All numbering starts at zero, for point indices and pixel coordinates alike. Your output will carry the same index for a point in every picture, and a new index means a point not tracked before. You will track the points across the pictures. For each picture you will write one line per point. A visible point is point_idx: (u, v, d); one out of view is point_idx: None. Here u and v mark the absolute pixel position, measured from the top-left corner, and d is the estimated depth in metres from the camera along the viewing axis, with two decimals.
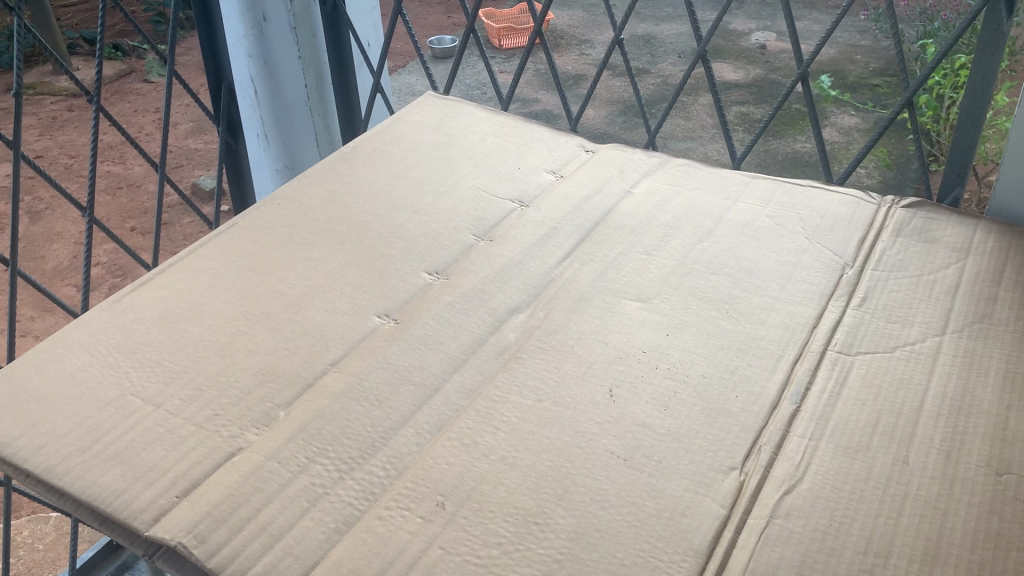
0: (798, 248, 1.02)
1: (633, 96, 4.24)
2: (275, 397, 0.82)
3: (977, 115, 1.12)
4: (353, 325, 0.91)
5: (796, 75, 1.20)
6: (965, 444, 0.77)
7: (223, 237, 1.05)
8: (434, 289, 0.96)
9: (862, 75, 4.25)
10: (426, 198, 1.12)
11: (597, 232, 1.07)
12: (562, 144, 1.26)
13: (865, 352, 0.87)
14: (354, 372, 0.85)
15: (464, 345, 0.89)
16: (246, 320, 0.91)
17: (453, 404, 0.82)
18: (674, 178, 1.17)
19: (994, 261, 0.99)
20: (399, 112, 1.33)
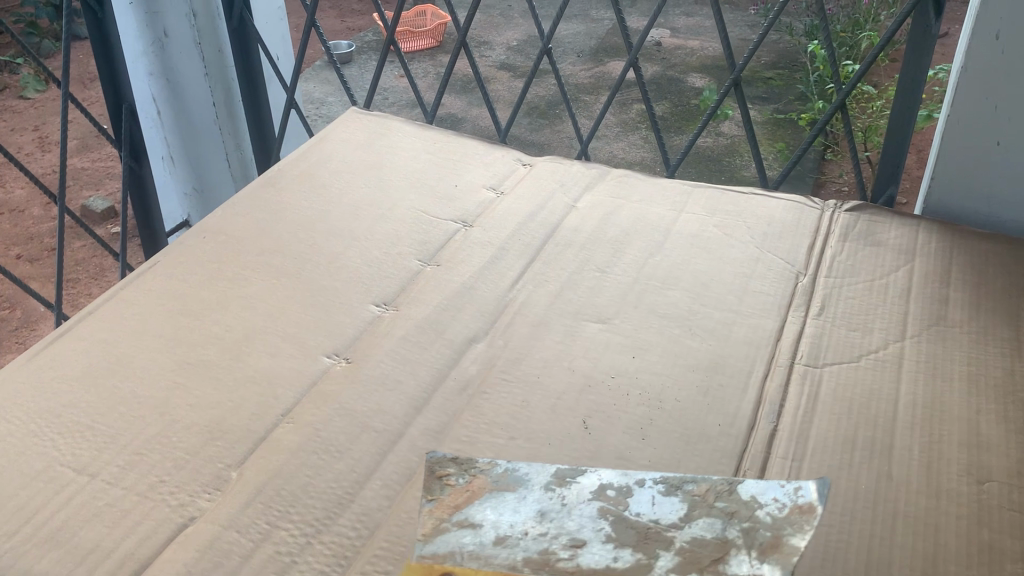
0: (750, 258, 1.01)
1: (537, 98, 4.23)
2: (225, 457, 0.75)
3: (908, 115, 1.13)
4: (301, 368, 0.84)
5: (731, 80, 1.20)
6: (943, 453, 0.76)
7: (145, 278, 0.97)
8: (385, 322, 0.91)
9: (756, 69, 4.34)
10: (363, 222, 1.06)
11: (546, 252, 1.03)
12: (497, 158, 1.22)
13: (832, 363, 0.87)
14: (309, 421, 0.78)
15: (424, 383, 0.83)
16: (182, 371, 0.84)
17: (421, 450, 0.77)
18: (616, 190, 1.14)
19: (940, 262, 1.00)
20: (323, 130, 1.26)
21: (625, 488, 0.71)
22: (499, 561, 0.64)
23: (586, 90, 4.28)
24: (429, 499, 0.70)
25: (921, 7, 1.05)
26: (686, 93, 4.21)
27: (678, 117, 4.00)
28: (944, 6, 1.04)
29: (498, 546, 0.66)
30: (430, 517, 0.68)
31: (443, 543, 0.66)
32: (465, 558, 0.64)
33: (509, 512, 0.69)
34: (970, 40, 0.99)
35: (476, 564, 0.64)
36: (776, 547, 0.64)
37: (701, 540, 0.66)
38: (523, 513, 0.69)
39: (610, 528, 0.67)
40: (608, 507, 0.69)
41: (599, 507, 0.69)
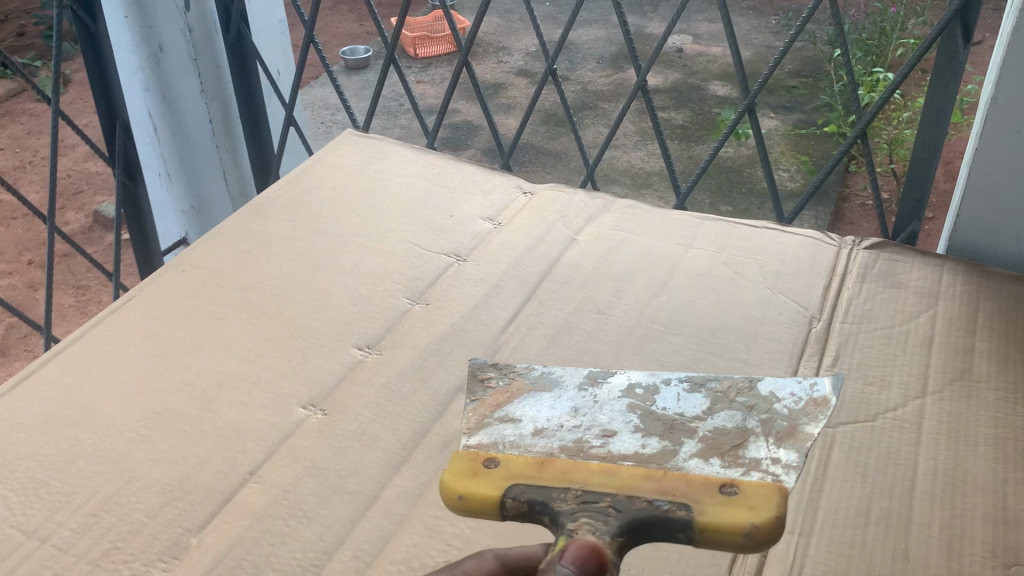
0: (760, 300, 0.95)
1: (554, 105, 4.16)
2: (186, 521, 0.70)
3: (934, 147, 1.07)
4: (274, 420, 0.79)
5: (744, 106, 1.13)
6: (966, 530, 0.70)
7: (118, 315, 0.92)
8: (367, 368, 0.85)
9: (779, 77, 4.25)
10: (351, 255, 1.01)
11: (543, 290, 0.97)
12: (496, 185, 1.16)
13: (846, 422, 0.80)
14: (278, 482, 0.73)
15: (404, 439, 0.78)
16: (148, 422, 0.79)
17: (396, 515, 0.71)
18: (621, 222, 1.08)
19: (965, 307, 0.93)
20: (317, 153, 1.21)
21: (652, 386, 0.74)
22: (538, 448, 0.66)
23: (604, 97, 4.20)
24: (473, 399, 0.75)
25: (949, 32, 0.98)
26: (707, 101, 4.12)
27: (697, 126, 3.92)
28: (973, 32, 0.97)
29: (537, 437, 0.68)
30: (475, 413, 0.72)
31: (484, 435, 0.68)
32: (506, 446, 0.67)
33: (545, 410, 0.72)
34: (1002, 70, 0.91)
35: (517, 450, 0.66)
36: (790, 433, 0.66)
37: (725, 431, 0.68)
38: (559, 408, 0.72)
39: (639, 422, 0.70)
40: (637, 404, 0.72)
41: (629, 403, 0.72)
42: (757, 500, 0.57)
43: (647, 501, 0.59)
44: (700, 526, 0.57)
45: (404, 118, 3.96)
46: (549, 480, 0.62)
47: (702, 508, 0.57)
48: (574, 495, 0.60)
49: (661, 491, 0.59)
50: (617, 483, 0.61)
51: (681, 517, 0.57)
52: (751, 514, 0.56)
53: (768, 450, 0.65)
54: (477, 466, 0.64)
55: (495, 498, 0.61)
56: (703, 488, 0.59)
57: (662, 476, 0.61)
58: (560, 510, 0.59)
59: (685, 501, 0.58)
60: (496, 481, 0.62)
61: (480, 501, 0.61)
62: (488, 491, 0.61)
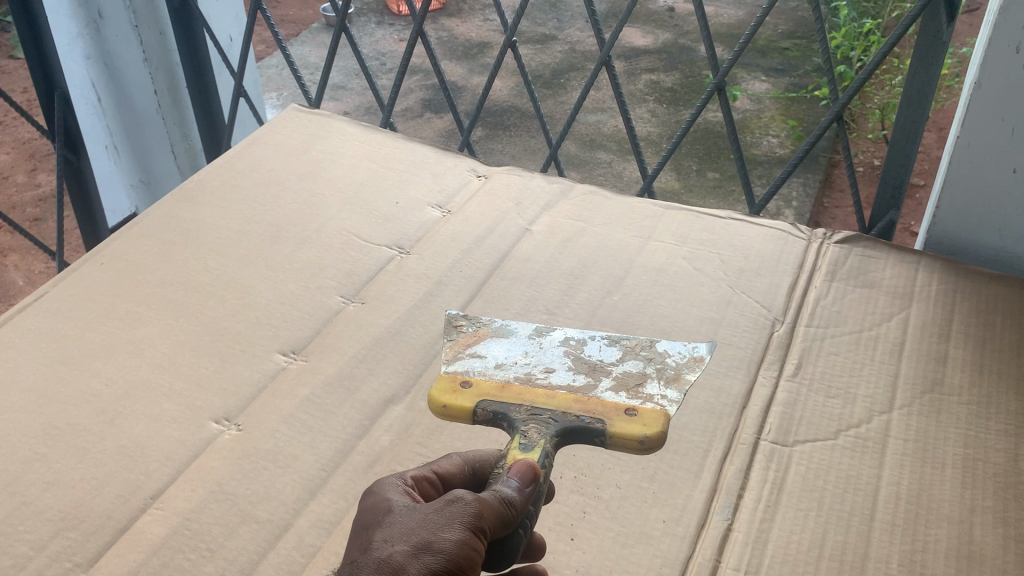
0: (721, 299, 0.88)
1: (541, 65, 4.04)
2: (76, 554, 0.64)
3: (912, 132, 1.00)
4: (183, 437, 0.73)
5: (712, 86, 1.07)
6: (927, 567, 0.64)
7: (26, 315, 0.85)
8: (290, 377, 0.79)
9: (772, 38, 4.13)
10: (285, 247, 0.94)
11: (490, 288, 0.90)
12: (449, 168, 1.08)
13: (804, 440, 0.74)
14: (181, 509, 0.67)
15: (325, 458, 0.72)
16: (46, 438, 0.72)
17: (308, 547, 0.65)
18: (579, 211, 1.01)
19: (940, 309, 0.87)
20: (258, 131, 1.13)
21: (581, 339, 0.80)
22: (498, 377, 0.75)
23: (592, 58, 4.08)
24: (449, 339, 0.81)
25: (931, 10, 0.91)
26: (697, 63, 4.00)
27: (686, 88, 3.81)
28: (958, 10, 0.90)
29: (499, 373, 0.76)
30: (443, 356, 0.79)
31: (458, 366, 0.77)
32: (475, 374, 0.76)
33: (504, 349, 0.79)
34: (986, 52, 0.84)
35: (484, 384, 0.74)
36: (678, 375, 0.76)
37: (630, 374, 0.76)
38: (520, 351, 0.79)
39: (573, 361, 0.77)
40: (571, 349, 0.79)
41: (564, 350, 0.79)
42: (648, 419, 0.69)
43: (575, 414, 0.69)
44: (609, 434, 0.68)
45: (385, 79, 3.83)
46: (507, 398, 0.72)
47: (611, 421, 0.69)
48: (526, 407, 0.70)
49: (586, 411, 0.70)
50: (554, 403, 0.71)
51: (596, 427, 0.68)
52: (645, 428, 0.68)
53: (663, 388, 0.74)
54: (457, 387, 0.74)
55: (471, 410, 0.71)
56: (613, 407, 0.70)
57: (587, 399, 0.71)
58: (514, 418, 0.69)
59: (601, 416, 0.69)
60: (470, 396, 0.72)
61: (459, 412, 0.72)
62: (464, 403, 0.72)
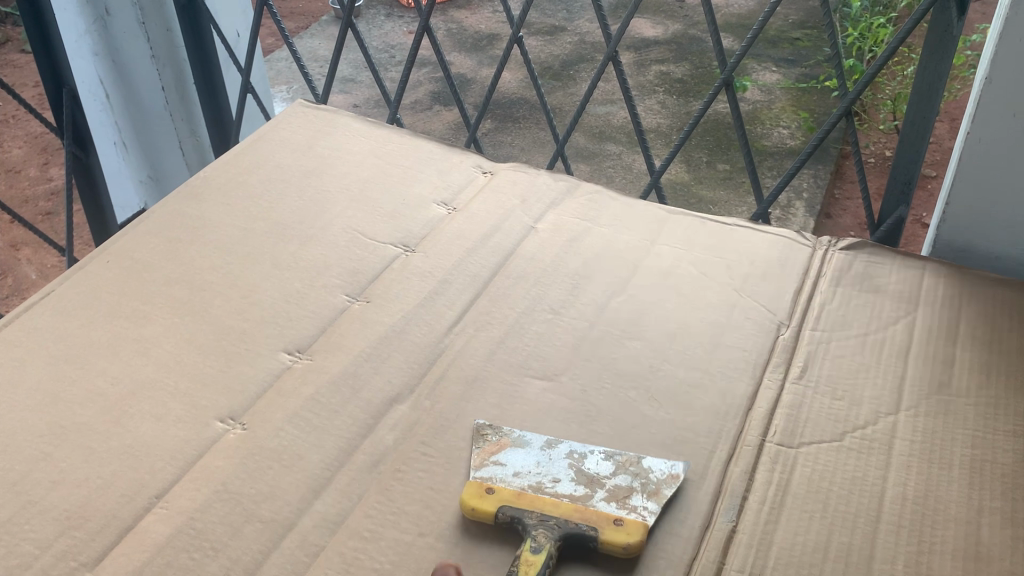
0: (726, 305, 0.87)
1: (550, 57, 4.03)
2: (80, 553, 0.64)
3: (922, 126, 0.99)
4: (188, 436, 0.73)
5: (721, 80, 1.06)
6: (933, 569, 0.63)
7: (33, 314, 0.85)
8: (294, 376, 0.79)
9: (782, 29, 4.10)
10: (289, 245, 0.94)
11: (495, 286, 0.90)
12: (454, 166, 1.08)
13: (810, 443, 0.73)
14: (186, 508, 0.67)
15: (329, 458, 0.72)
16: (52, 437, 0.73)
17: (311, 547, 0.65)
18: (583, 212, 1.00)
19: (948, 315, 0.86)
20: (264, 127, 1.13)
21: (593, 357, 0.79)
22: (515, 483, 0.70)
23: (601, 49, 4.05)
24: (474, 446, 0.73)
25: (942, 3, 0.90)
26: (707, 54, 3.98)
27: (696, 79, 3.79)
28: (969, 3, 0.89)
29: (514, 476, 0.70)
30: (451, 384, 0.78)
31: (483, 471, 0.70)
32: (498, 480, 0.70)
33: (524, 458, 0.72)
34: (997, 46, 0.83)
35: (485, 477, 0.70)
36: (658, 488, 0.69)
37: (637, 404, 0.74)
38: (531, 452, 0.73)
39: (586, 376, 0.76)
40: (575, 451, 0.72)
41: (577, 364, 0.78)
42: (634, 528, 0.65)
43: (575, 522, 0.66)
44: (598, 542, 0.64)
45: (395, 71, 3.83)
46: (522, 503, 0.68)
47: (604, 530, 0.65)
48: (535, 514, 0.66)
49: (584, 519, 0.66)
50: (559, 510, 0.67)
51: (587, 535, 0.64)
52: (627, 536, 0.64)
53: (644, 500, 0.68)
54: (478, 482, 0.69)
55: (491, 512, 0.66)
56: (611, 513, 0.66)
57: (586, 508, 0.67)
58: (523, 521, 0.66)
59: (594, 523, 0.66)
60: (491, 496, 0.68)
61: (476, 511, 0.67)
62: (485, 504, 0.67)
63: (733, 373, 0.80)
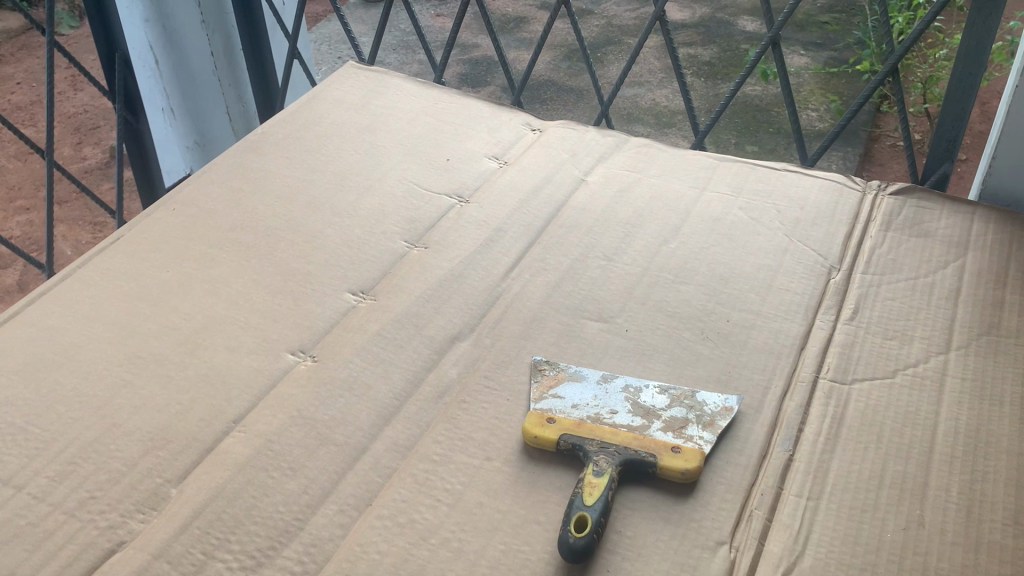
0: (777, 248, 0.90)
1: (577, 40, 4.03)
2: (165, 471, 0.67)
3: (968, 83, 1.00)
4: (261, 366, 0.76)
5: (767, 39, 1.08)
6: (987, 496, 0.65)
7: (104, 255, 0.88)
8: (359, 314, 0.82)
9: (810, 13, 4.08)
10: (347, 195, 0.96)
11: (549, 234, 0.92)
12: (504, 122, 1.10)
13: (862, 379, 0.75)
14: (263, 431, 0.70)
15: (397, 389, 0.75)
16: (131, 366, 0.76)
17: (384, 469, 0.68)
18: (633, 163, 1.03)
19: (997, 258, 0.87)
20: (318, 85, 1.16)
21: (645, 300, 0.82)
22: (574, 414, 0.72)
23: (628, 31, 4.05)
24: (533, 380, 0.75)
25: None
26: (734, 37, 3.97)
27: (724, 62, 3.78)
28: None
29: (573, 407, 0.72)
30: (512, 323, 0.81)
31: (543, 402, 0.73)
32: (558, 411, 0.72)
33: (580, 391, 0.74)
34: None
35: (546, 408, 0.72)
36: (712, 420, 0.71)
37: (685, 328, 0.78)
38: (588, 386, 0.75)
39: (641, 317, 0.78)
40: (630, 385, 0.75)
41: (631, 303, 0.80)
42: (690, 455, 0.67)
43: (634, 449, 0.68)
44: (655, 468, 0.66)
45: (423, 53, 3.84)
46: (583, 431, 0.70)
47: (662, 457, 0.67)
48: (595, 440, 0.69)
49: (642, 445, 0.68)
50: (618, 437, 0.69)
51: (646, 460, 0.66)
52: (685, 462, 0.67)
53: (700, 430, 0.70)
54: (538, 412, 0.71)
55: (553, 439, 0.69)
56: (667, 442, 0.69)
57: (643, 436, 0.69)
58: (583, 446, 0.68)
59: (651, 449, 0.68)
60: (551, 425, 0.70)
61: (539, 439, 0.69)
62: (546, 432, 0.69)
63: (786, 312, 0.82)
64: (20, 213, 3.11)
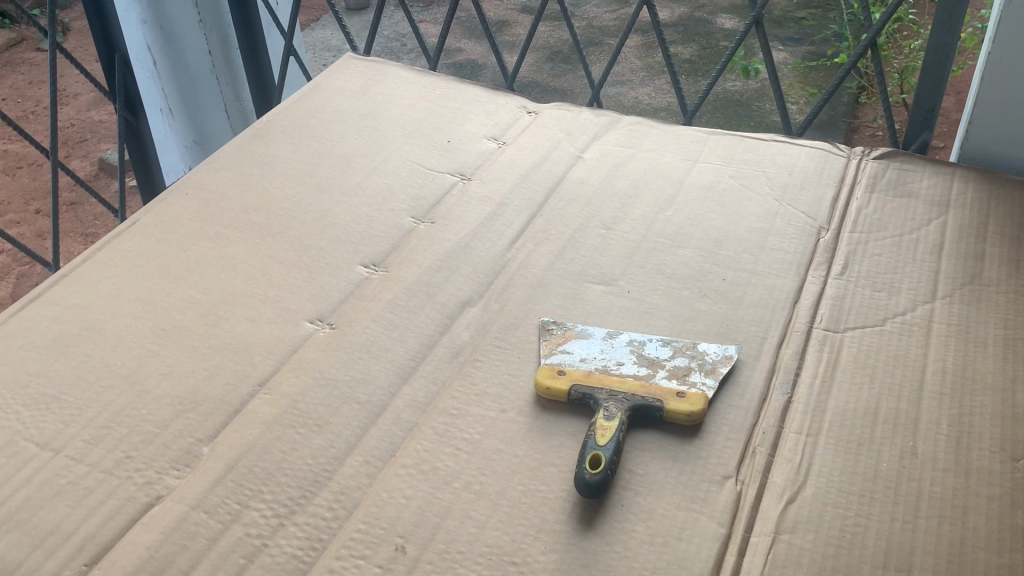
0: (768, 212, 0.94)
1: (560, 42, 4.07)
2: (196, 431, 0.71)
3: (945, 53, 1.05)
4: (282, 334, 0.79)
5: (751, 18, 1.13)
6: (975, 426, 0.69)
7: (122, 239, 0.91)
8: (373, 285, 0.85)
9: (787, 9, 4.14)
10: (354, 176, 1.00)
11: (549, 206, 0.96)
12: (500, 105, 1.14)
13: (854, 327, 0.79)
14: (287, 392, 0.74)
15: (412, 351, 0.78)
16: (156, 338, 0.79)
17: (405, 422, 0.72)
18: (627, 139, 1.07)
19: (976, 214, 0.92)
20: (319, 76, 1.19)
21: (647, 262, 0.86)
22: (584, 366, 0.75)
23: (609, 32, 4.10)
24: (542, 338, 0.79)
25: None
26: (714, 35, 4.03)
27: (704, 59, 3.84)
28: None
29: (581, 360, 0.76)
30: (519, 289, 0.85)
31: (552, 358, 0.76)
32: (568, 363, 0.75)
33: (588, 347, 0.78)
34: None
35: (557, 362, 0.76)
36: (714, 367, 0.75)
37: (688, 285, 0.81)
38: (595, 342, 0.79)
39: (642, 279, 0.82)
40: (635, 339, 0.79)
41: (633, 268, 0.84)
42: (694, 399, 0.71)
43: (642, 395, 0.71)
44: (663, 412, 0.70)
45: (408, 58, 3.86)
46: (593, 381, 0.73)
47: (668, 401, 0.71)
48: (606, 389, 0.72)
49: (649, 392, 0.72)
50: (627, 386, 0.73)
51: (654, 405, 0.70)
52: (690, 405, 0.70)
53: (703, 377, 0.74)
54: (550, 366, 0.75)
55: (564, 389, 0.72)
56: (672, 388, 0.72)
57: (650, 383, 0.73)
58: (594, 395, 0.72)
59: (658, 395, 0.71)
60: (563, 378, 0.73)
61: (551, 390, 0.73)
62: (559, 383, 0.73)
63: (781, 269, 0.86)
64: (11, 226, 3.11)
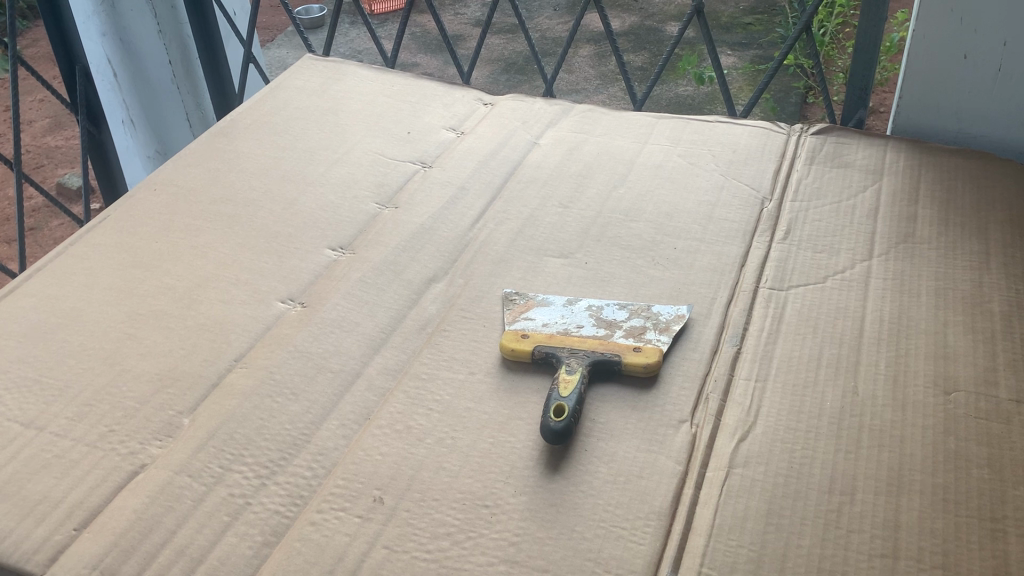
0: (715, 186, 0.99)
1: (514, 54, 4.13)
2: (176, 404, 0.73)
3: (874, 33, 1.11)
4: (255, 314, 0.83)
5: (692, 8, 1.18)
6: (910, 365, 0.75)
7: (94, 233, 0.94)
8: (341, 266, 0.89)
9: (734, 14, 4.25)
10: (318, 167, 1.04)
11: (507, 189, 1.01)
12: (457, 98, 1.18)
13: (799, 285, 0.84)
14: (263, 365, 0.77)
15: (382, 324, 0.82)
16: (133, 321, 0.82)
17: (378, 389, 0.75)
18: (580, 125, 1.12)
19: (909, 180, 0.98)
20: (280, 78, 1.23)
21: None
22: (547, 329, 0.79)
23: (562, 42, 4.17)
24: (506, 308, 0.83)
25: None
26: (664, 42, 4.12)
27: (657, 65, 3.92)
28: None
29: (545, 325, 0.80)
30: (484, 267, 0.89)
31: (516, 324, 0.80)
32: (531, 328, 0.79)
33: (550, 313, 0.82)
34: None
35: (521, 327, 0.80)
36: (668, 325, 0.79)
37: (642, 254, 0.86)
38: (556, 308, 0.83)
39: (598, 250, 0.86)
40: (593, 304, 0.83)
41: None
42: (648, 351, 0.76)
43: (601, 351, 0.76)
44: (621, 365, 0.74)
45: None
46: (555, 342, 0.78)
47: (626, 355, 0.75)
48: (567, 348, 0.76)
49: (608, 347, 0.76)
50: (586, 343, 0.77)
51: (612, 359, 0.74)
52: (645, 358, 0.75)
53: (658, 334, 0.78)
54: (513, 330, 0.79)
55: (528, 350, 0.76)
56: (629, 343, 0.77)
57: (607, 341, 0.77)
58: (557, 353, 0.76)
59: (616, 350, 0.76)
60: (527, 340, 0.77)
61: (516, 351, 0.77)
62: (523, 345, 0.77)
63: (730, 237, 0.91)
64: None
